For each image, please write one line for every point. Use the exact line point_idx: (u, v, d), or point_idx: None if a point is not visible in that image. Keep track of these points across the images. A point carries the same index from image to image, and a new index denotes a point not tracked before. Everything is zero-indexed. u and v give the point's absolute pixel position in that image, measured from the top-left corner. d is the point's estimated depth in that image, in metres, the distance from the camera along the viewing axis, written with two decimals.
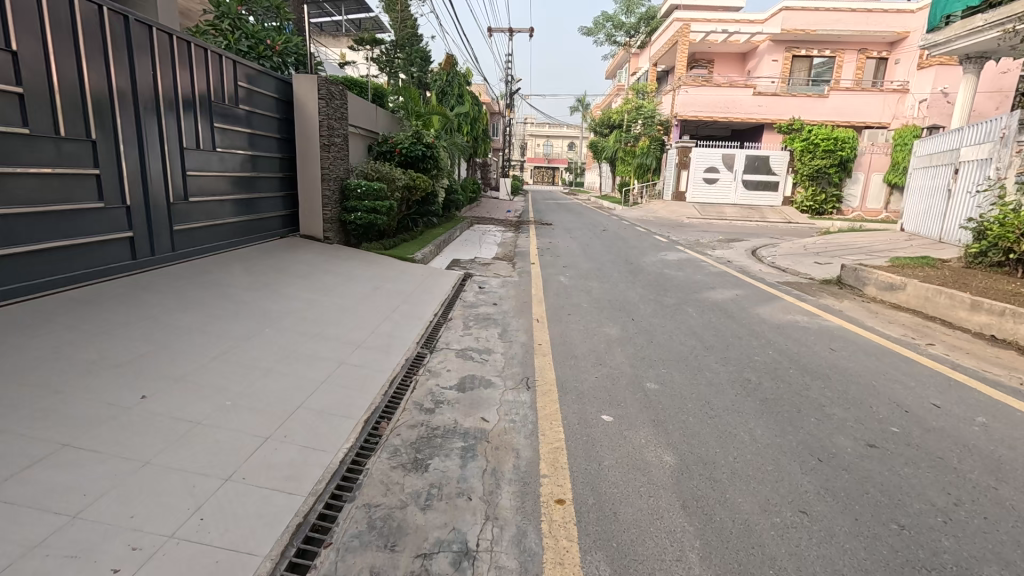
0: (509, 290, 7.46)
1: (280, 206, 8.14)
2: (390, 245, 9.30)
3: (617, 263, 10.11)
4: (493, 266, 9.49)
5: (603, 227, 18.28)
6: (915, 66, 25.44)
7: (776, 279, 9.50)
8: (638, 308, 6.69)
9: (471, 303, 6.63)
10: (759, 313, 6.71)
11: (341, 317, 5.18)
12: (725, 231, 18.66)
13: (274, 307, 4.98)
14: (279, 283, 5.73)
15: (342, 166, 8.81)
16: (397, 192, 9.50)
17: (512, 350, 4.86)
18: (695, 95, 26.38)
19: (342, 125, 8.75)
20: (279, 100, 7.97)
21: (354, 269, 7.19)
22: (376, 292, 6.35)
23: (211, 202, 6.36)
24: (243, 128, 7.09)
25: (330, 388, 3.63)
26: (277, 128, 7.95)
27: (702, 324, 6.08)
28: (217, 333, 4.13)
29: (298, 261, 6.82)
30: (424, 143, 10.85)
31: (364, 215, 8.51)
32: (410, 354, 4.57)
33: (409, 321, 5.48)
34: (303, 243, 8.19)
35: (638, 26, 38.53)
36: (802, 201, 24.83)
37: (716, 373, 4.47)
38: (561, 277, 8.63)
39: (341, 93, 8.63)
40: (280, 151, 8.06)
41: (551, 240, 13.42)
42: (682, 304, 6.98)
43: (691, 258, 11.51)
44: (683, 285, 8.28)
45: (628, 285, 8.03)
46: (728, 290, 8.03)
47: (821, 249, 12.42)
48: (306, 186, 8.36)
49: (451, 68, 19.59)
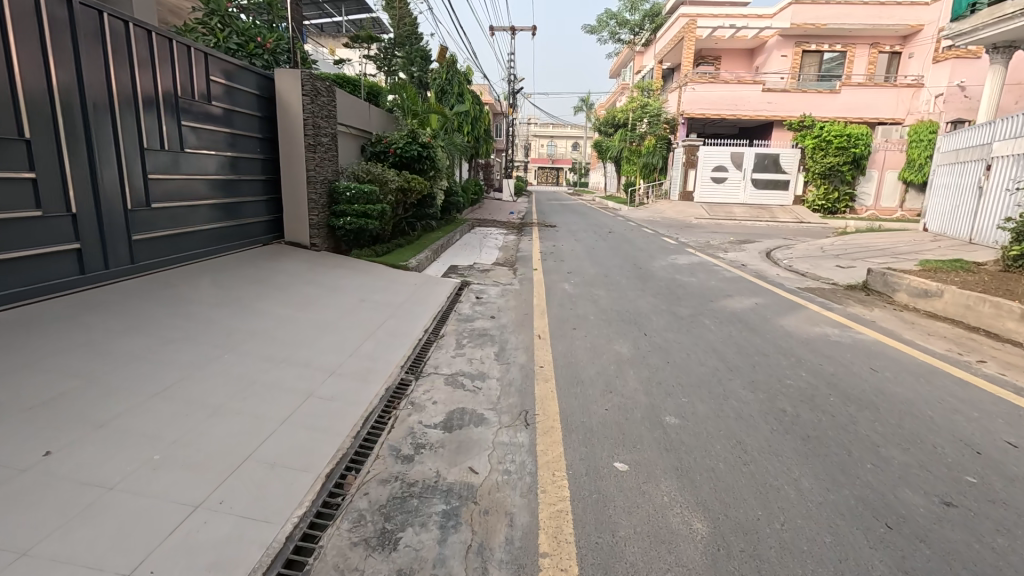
0: (509, 301, 6.86)
1: (263, 211, 7.58)
2: (383, 251, 8.74)
3: (625, 268, 9.50)
4: (493, 273, 8.91)
5: (610, 228, 17.62)
6: (930, 60, 24.70)
7: (796, 284, 8.86)
8: (651, 321, 6.08)
9: (466, 316, 6.03)
10: (784, 325, 6.09)
11: (319, 335, 4.59)
12: (735, 231, 17.95)
13: (241, 326, 4.40)
14: (251, 297, 5.16)
15: (330, 167, 8.25)
16: (391, 195, 8.93)
17: (510, 375, 4.25)
18: (703, 92, 25.67)
19: (330, 124, 8.21)
20: (262, 97, 7.41)
21: (340, 278, 6.62)
22: (361, 303, 5.78)
23: (182, 208, 5.81)
24: (220, 127, 6.53)
25: (289, 428, 3.06)
26: (259, 128, 7.40)
27: (723, 339, 5.46)
28: (165, 360, 3.55)
29: (278, 271, 6.26)
30: (420, 143, 10.27)
31: (354, 221, 8.01)
32: (393, 382, 3.98)
33: (395, 339, 4.90)
34: (287, 250, 7.63)
35: (643, 23, 37.84)
36: (813, 200, 24.16)
37: (746, 402, 3.85)
38: (566, 284, 8.03)
39: (328, 89, 8.09)
40: (263, 152, 7.51)
41: (554, 244, 12.83)
42: (698, 315, 6.37)
43: (703, 262, 10.89)
44: (697, 293, 7.67)
45: (638, 294, 7.42)
46: (747, 298, 7.41)
47: (841, 251, 11.77)
48: (290, 188, 7.78)
49: (451, 67, 19.01)
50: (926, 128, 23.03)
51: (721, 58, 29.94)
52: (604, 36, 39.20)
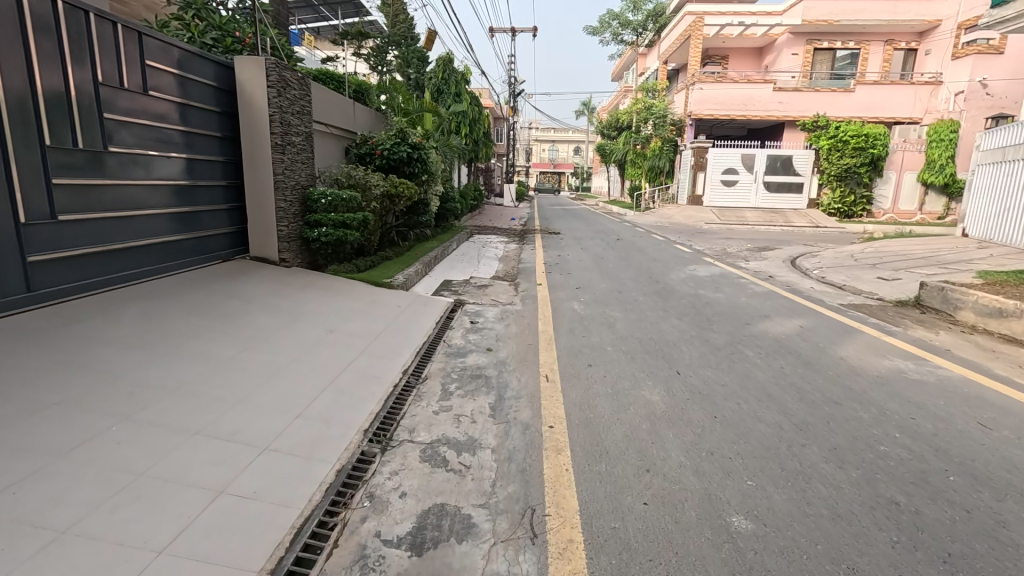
0: (511, 326, 5.79)
1: (225, 222, 6.55)
2: (367, 265, 7.70)
3: (642, 282, 8.46)
4: (492, 289, 7.85)
5: (617, 235, 16.55)
6: (949, 56, 23.61)
7: (837, 300, 7.79)
8: (681, 353, 5.00)
9: (458, 349, 4.95)
10: (846, 356, 5.00)
11: (261, 387, 3.52)
12: (751, 237, 16.90)
13: (153, 378, 3.33)
14: (186, 332, 4.12)
15: (304, 171, 7.17)
16: (375, 202, 7.90)
17: (509, 443, 3.18)
18: (711, 92, 24.64)
19: (304, 121, 7.16)
20: (221, 89, 6.37)
21: (309, 301, 5.56)
22: (329, 335, 4.71)
23: (109, 222, 4.82)
24: (164, 123, 5.52)
25: (171, 563, 2.00)
26: (219, 125, 6.38)
27: (776, 378, 4.38)
28: (19, 443, 2.50)
29: (231, 295, 5.20)
30: (410, 143, 9.26)
31: (332, 232, 6.94)
32: (349, 458, 2.92)
33: (363, 387, 3.83)
34: (252, 266, 6.59)
35: (647, 23, 35.98)
36: (829, 203, 23.10)
37: (839, 489, 2.77)
38: (575, 303, 6.96)
39: (301, 82, 7.02)
40: (225, 153, 6.49)
41: (560, 253, 11.81)
42: (736, 344, 5.29)
43: (725, 273, 9.82)
44: (728, 313, 6.59)
45: (659, 316, 6.34)
46: (788, 319, 6.31)
47: (875, 258, 10.71)
48: (256, 195, 6.70)
49: (447, 65, 17.92)
50: (946, 127, 21.93)
51: (728, 57, 28.96)
52: (606, 37, 38.13)
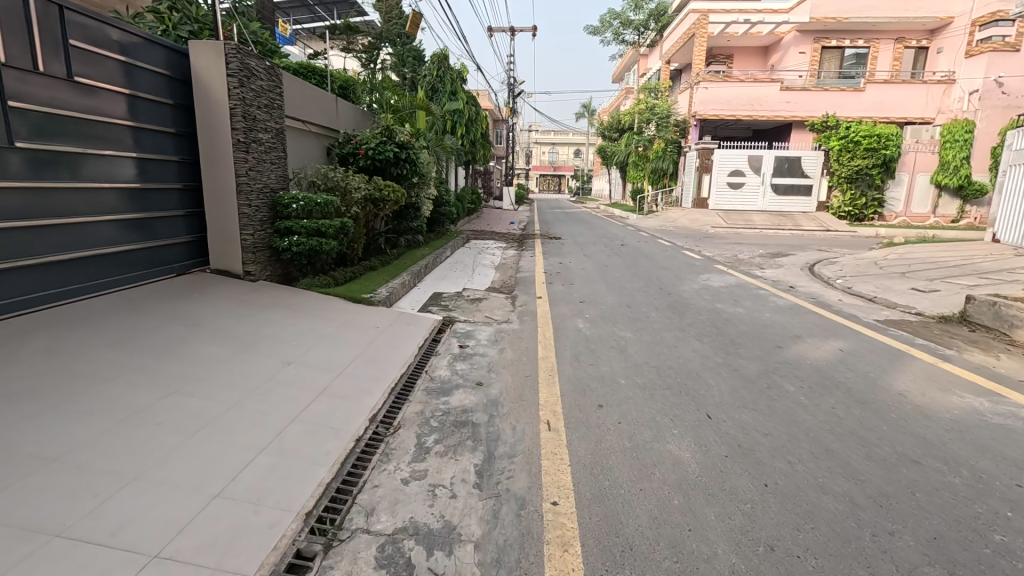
0: (506, 352, 4.98)
1: (180, 230, 5.75)
2: (345, 279, 6.88)
3: (653, 294, 7.69)
4: (487, 303, 7.06)
5: (622, 240, 15.75)
6: (962, 55, 22.78)
7: (871, 315, 7.02)
8: (708, 387, 4.18)
9: (442, 384, 4.14)
10: (905, 392, 4.17)
11: (176, 449, 2.70)
12: (761, 243, 16.09)
13: (28, 443, 2.54)
14: (99, 370, 3.33)
15: (273, 173, 6.34)
16: (355, 207, 7.10)
17: (497, 534, 2.38)
18: (715, 92, 23.88)
19: (275, 116, 6.35)
20: (175, 80, 5.60)
21: (270, 324, 4.76)
22: (285, 370, 3.89)
23: (18, 232, 4.06)
24: (97, 116, 4.74)
25: None
26: (174, 120, 5.62)
27: (829, 424, 3.56)
28: None
29: (174, 318, 4.40)
30: (397, 142, 8.54)
31: (303, 241, 6.13)
32: (275, 566, 2.10)
33: (314, 444, 3.01)
34: (212, 281, 5.78)
35: (648, 23, 35.15)
36: (839, 206, 22.29)
37: None
38: (579, 321, 6.17)
39: (270, 72, 6.20)
40: (180, 152, 5.72)
41: (561, 261, 11.02)
42: (770, 375, 4.48)
43: (741, 283, 9.01)
44: (754, 334, 5.77)
45: (676, 338, 5.52)
46: (825, 341, 5.49)
47: (902, 267, 9.90)
48: (214, 199, 5.87)
49: (442, 62, 16.95)
50: (959, 126, 21.21)
51: (733, 57, 28.22)
52: (607, 37, 37.26)
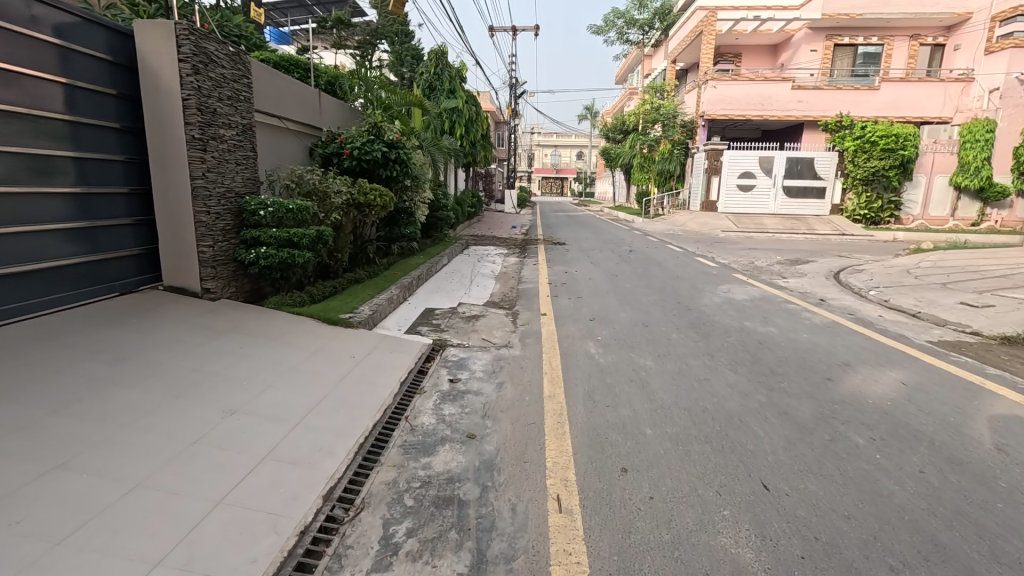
0: (506, 388, 4.16)
1: (127, 241, 4.93)
2: (323, 295, 6.07)
3: (672, 310, 6.87)
4: (484, 321, 6.24)
5: (630, 245, 14.91)
6: (981, 53, 21.98)
7: (922, 334, 6.17)
8: (756, 441, 3.34)
9: (424, 438, 3.31)
10: (1004, 446, 3.32)
11: (30, 568, 1.90)
12: (776, 248, 15.24)
13: None
14: None
15: (239, 175, 5.52)
16: (336, 213, 6.30)
17: None
18: (724, 91, 23.02)
19: (242, 109, 5.55)
20: (120, 66, 4.79)
21: (221, 357, 3.94)
22: (223, 422, 3.07)
23: None
24: (20, 105, 3.92)
25: None
26: (118, 113, 4.80)
27: (926, 501, 2.72)
28: None
29: (98, 354, 3.58)
30: (387, 141, 7.71)
31: (273, 253, 5.34)
32: None
33: (238, 545, 2.20)
34: (165, 300, 4.97)
35: (652, 22, 34.15)
36: (853, 209, 21.44)
37: None
38: (591, 345, 5.34)
39: (234, 59, 5.40)
40: (127, 151, 4.90)
41: (566, 269, 10.22)
42: (830, 422, 3.64)
43: (766, 295, 8.17)
44: (796, 362, 4.93)
45: (706, 368, 4.69)
46: (882, 372, 4.67)
47: (940, 276, 9.07)
48: (167, 206, 5.05)
49: (440, 58, 16.06)
50: (980, 126, 20.21)
51: (741, 55, 27.40)
52: (610, 36, 36.33)
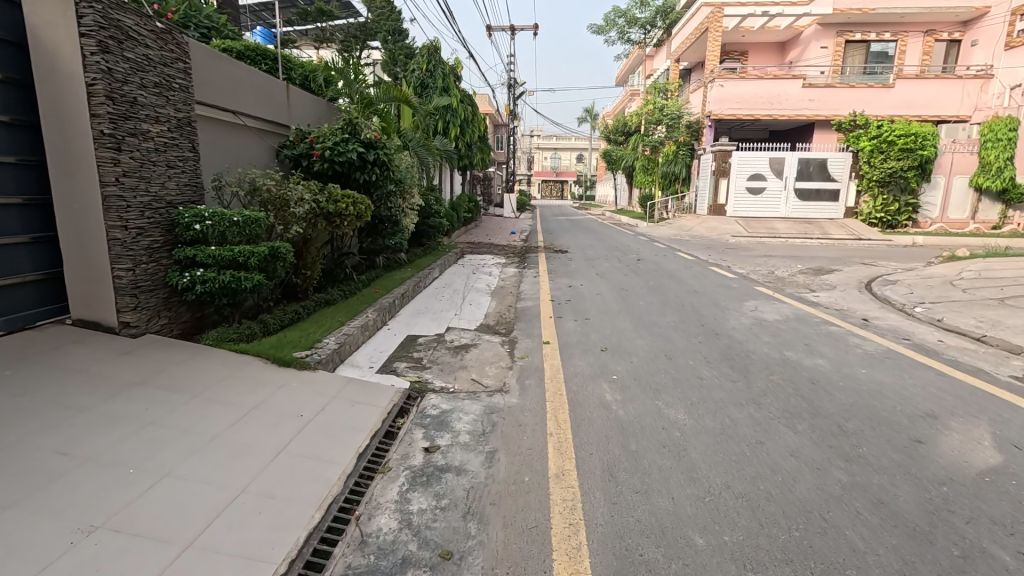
0: (498, 462, 3.12)
1: (24, 265, 3.90)
2: (281, 325, 5.03)
3: (698, 336, 5.82)
4: (475, 353, 5.21)
5: (637, 253, 13.94)
6: (1001, 47, 20.90)
7: (1001, 366, 5.12)
8: (857, 561, 2.31)
9: (374, 562, 2.28)
10: None
11: None
12: (793, 254, 14.22)
13: None
14: None
15: (171, 180, 4.48)
16: (296, 226, 5.30)
17: None
18: (730, 89, 22.03)
19: (175, 98, 4.51)
20: (5, 43, 3.78)
21: (111, 428, 2.91)
22: (70, 553, 2.05)
23: None
24: None
25: None
26: (6, 102, 3.79)
27: None
28: None
29: None
30: (363, 140, 6.68)
31: (211, 276, 4.30)
32: None
33: None
34: (72, 339, 3.95)
35: (654, 21, 33.48)
36: (869, 212, 20.44)
37: None
38: (606, 389, 4.29)
39: (162, 36, 4.37)
40: (19, 151, 3.88)
41: (571, 282, 9.19)
42: (950, 521, 2.60)
43: (800, 315, 7.11)
44: (868, 412, 3.89)
45: (756, 425, 3.65)
46: (984, 429, 3.62)
47: (995, 290, 7.99)
48: (74, 219, 4.02)
49: (433, 54, 15.06)
50: (1003, 124, 19.06)
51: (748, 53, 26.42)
52: (611, 36, 35.52)
